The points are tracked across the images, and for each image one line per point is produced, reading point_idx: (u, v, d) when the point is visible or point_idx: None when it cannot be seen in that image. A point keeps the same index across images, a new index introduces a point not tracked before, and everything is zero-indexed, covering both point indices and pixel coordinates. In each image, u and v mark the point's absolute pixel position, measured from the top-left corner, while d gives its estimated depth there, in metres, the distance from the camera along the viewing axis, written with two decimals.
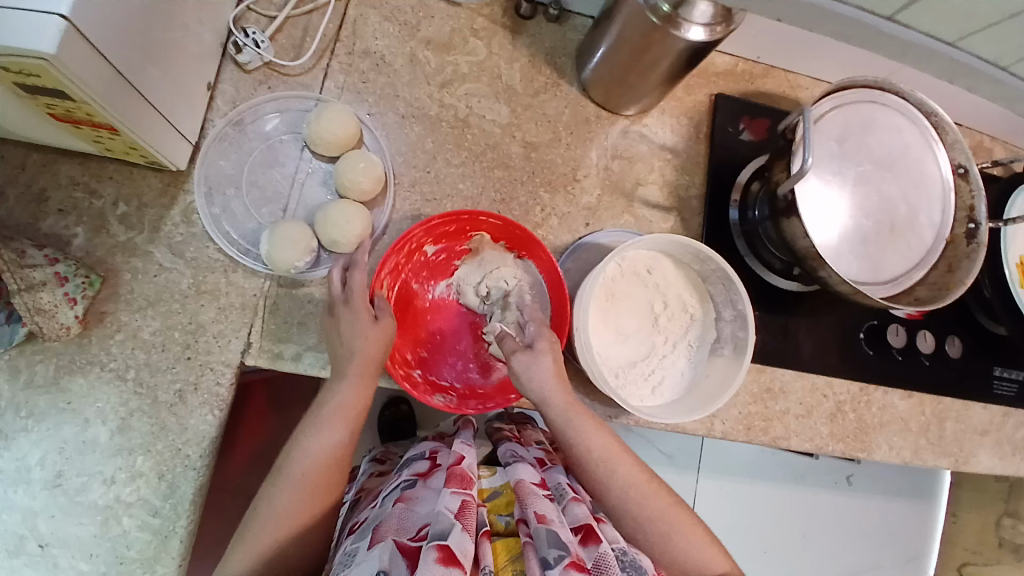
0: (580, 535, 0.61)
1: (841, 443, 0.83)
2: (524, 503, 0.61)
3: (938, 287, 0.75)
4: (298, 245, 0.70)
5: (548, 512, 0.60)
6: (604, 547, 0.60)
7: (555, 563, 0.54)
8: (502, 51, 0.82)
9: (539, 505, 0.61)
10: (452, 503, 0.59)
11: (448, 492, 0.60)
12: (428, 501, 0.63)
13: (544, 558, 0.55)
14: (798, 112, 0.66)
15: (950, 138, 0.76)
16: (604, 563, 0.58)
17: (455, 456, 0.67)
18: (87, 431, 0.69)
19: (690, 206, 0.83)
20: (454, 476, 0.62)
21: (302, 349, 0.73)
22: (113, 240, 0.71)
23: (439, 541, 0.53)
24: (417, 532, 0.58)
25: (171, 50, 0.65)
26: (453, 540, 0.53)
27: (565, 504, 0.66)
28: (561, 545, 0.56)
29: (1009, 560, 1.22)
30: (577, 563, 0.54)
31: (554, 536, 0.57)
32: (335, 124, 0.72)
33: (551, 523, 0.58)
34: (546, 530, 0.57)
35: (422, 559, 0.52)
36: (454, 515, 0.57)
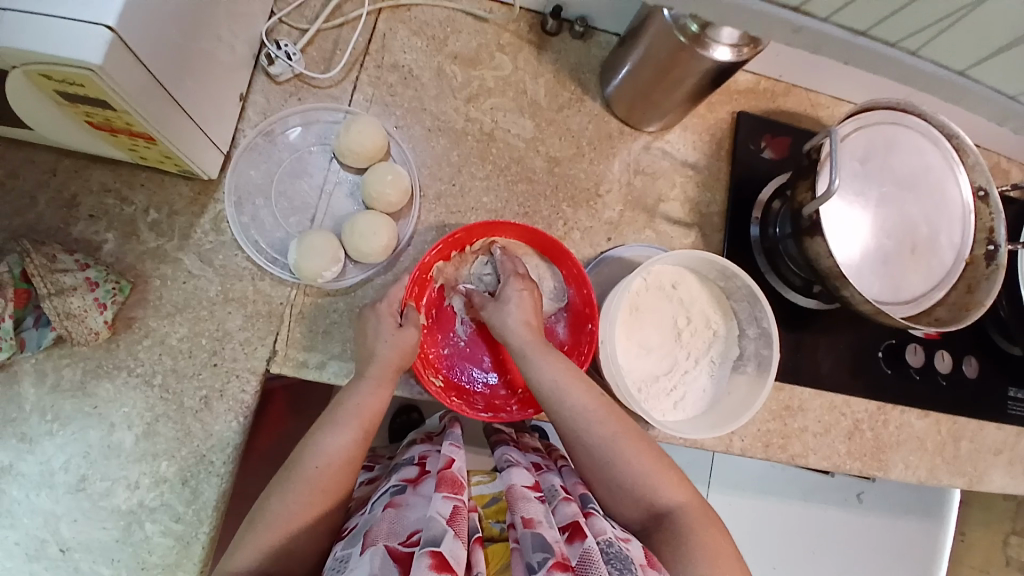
0: (567, 534, 0.57)
1: (858, 462, 0.83)
2: (514, 508, 0.59)
3: (958, 308, 0.75)
4: (326, 255, 0.71)
5: (535, 515, 0.58)
6: (589, 541, 0.55)
7: (539, 567, 0.51)
8: (528, 66, 0.83)
9: (528, 509, 0.58)
10: (445, 508, 0.58)
11: (440, 497, 0.59)
12: (420, 507, 0.62)
13: (528, 562, 0.53)
14: (824, 133, 0.67)
15: (971, 161, 0.77)
16: (589, 558, 0.53)
17: (445, 460, 0.66)
18: (112, 435, 0.70)
19: (712, 222, 0.84)
20: (446, 481, 0.62)
21: (326, 358, 0.74)
22: (143, 247, 0.73)
23: (431, 546, 0.52)
24: (407, 537, 0.58)
25: (207, 62, 0.66)
26: (446, 546, 0.53)
27: (556, 505, 0.62)
28: (545, 547, 0.53)
29: None
30: (561, 562, 0.52)
31: (538, 539, 0.54)
32: (364, 136, 0.74)
33: (537, 526, 0.56)
34: (530, 532, 0.55)
35: (414, 567, 0.51)
36: (446, 521, 0.56)
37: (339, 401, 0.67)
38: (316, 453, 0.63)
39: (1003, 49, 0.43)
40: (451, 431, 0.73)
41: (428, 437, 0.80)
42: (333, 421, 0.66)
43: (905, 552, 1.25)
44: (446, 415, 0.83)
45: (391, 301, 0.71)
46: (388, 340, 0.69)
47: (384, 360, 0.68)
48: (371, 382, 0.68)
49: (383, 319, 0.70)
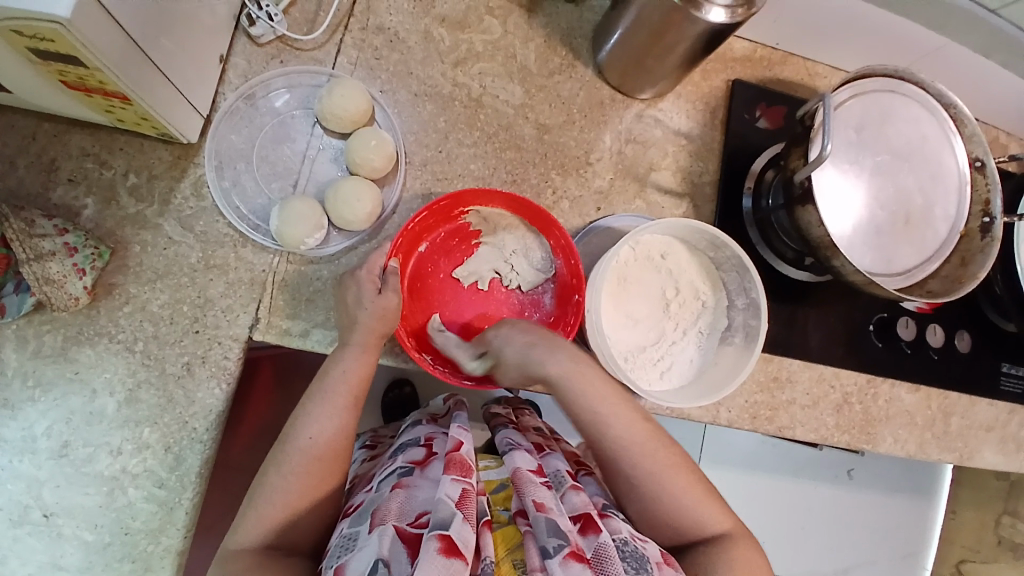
0: (580, 525, 0.59)
1: (846, 435, 0.82)
2: (521, 491, 0.61)
3: (951, 280, 0.74)
4: (308, 221, 0.70)
5: (546, 500, 0.59)
6: (603, 537, 0.58)
7: (555, 553, 0.54)
8: (518, 30, 0.81)
9: (538, 493, 0.60)
10: (453, 491, 0.59)
11: (449, 480, 0.60)
12: (427, 489, 0.63)
13: (544, 547, 0.55)
14: (817, 98, 0.64)
15: (968, 130, 0.75)
16: (605, 554, 0.56)
17: (453, 442, 0.66)
18: (94, 401, 0.69)
19: (703, 192, 0.82)
20: (454, 464, 0.62)
21: (309, 326, 0.72)
22: (123, 212, 0.71)
23: (440, 530, 0.54)
24: (416, 518, 0.59)
25: (186, 20, 0.65)
26: (455, 532, 0.54)
27: (563, 492, 0.64)
28: (561, 534, 0.56)
29: (1007, 559, 1.22)
30: (577, 553, 0.55)
31: (553, 525, 0.56)
32: (347, 99, 0.72)
33: (549, 512, 0.58)
34: (545, 518, 0.57)
35: (423, 551, 0.52)
36: (455, 504, 0.57)
37: (322, 371, 0.66)
38: (301, 421, 0.63)
39: None
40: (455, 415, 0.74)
41: (433, 419, 0.80)
42: (318, 393, 0.65)
43: (893, 531, 1.27)
44: (451, 397, 0.84)
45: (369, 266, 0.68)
46: (370, 305, 0.66)
47: (366, 327, 0.66)
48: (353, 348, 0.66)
49: (364, 286, 0.67)
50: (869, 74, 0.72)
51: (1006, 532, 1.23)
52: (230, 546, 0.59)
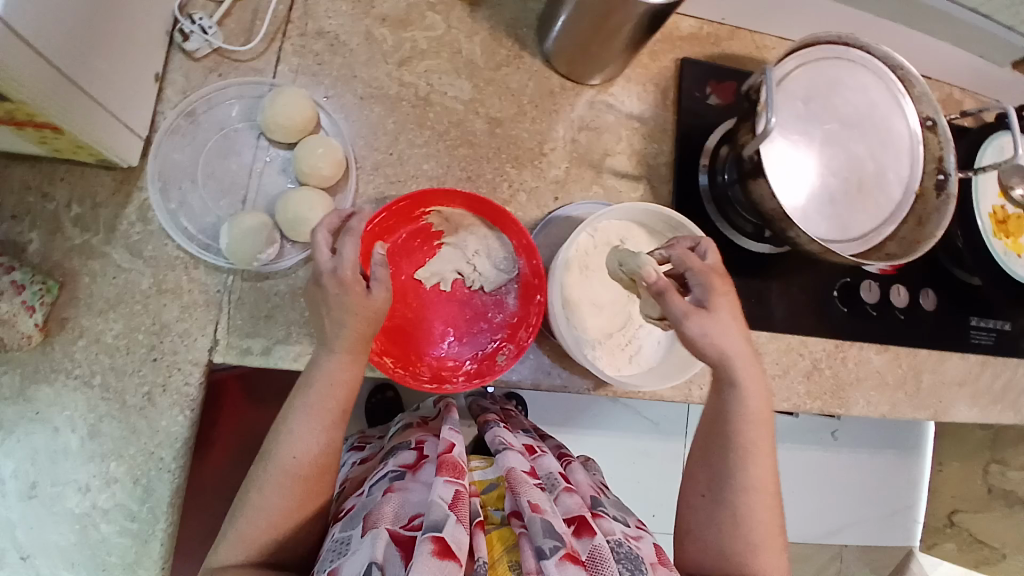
0: (574, 528, 0.60)
1: (819, 402, 0.83)
2: (516, 491, 0.60)
3: (909, 242, 0.75)
4: (259, 237, 0.69)
5: (540, 502, 0.59)
6: (598, 539, 0.57)
7: (551, 554, 0.53)
8: (461, 24, 0.79)
9: (532, 495, 0.59)
10: (447, 492, 0.58)
11: (443, 481, 0.59)
12: (419, 492, 0.63)
13: (539, 547, 0.54)
14: (760, 72, 0.64)
15: (917, 90, 0.76)
16: (600, 555, 0.56)
17: (446, 445, 0.65)
18: (58, 439, 0.68)
19: (660, 173, 0.82)
20: (447, 465, 0.61)
21: (270, 343, 0.71)
22: (70, 243, 0.69)
23: (434, 531, 0.53)
24: (409, 521, 0.59)
25: (115, 40, 0.63)
26: (447, 532, 0.53)
27: (558, 494, 0.64)
28: (556, 536, 0.54)
29: (997, 506, 1.20)
30: (572, 555, 0.53)
31: (549, 526, 0.55)
32: (290, 108, 0.70)
33: (544, 512, 0.57)
34: (540, 518, 0.56)
35: (416, 553, 0.51)
36: (448, 506, 0.56)
37: (303, 382, 0.62)
38: (269, 440, 0.62)
39: None
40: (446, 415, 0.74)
41: (423, 422, 0.81)
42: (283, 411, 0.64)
43: (880, 489, 1.30)
44: (440, 400, 0.84)
45: (351, 267, 0.60)
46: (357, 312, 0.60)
47: (355, 335, 0.61)
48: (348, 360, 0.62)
49: (350, 288, 0.59)
50: (813, 42, 0.73)
51: (994, 480, 1.20)
52: (211, 562, 0.59)
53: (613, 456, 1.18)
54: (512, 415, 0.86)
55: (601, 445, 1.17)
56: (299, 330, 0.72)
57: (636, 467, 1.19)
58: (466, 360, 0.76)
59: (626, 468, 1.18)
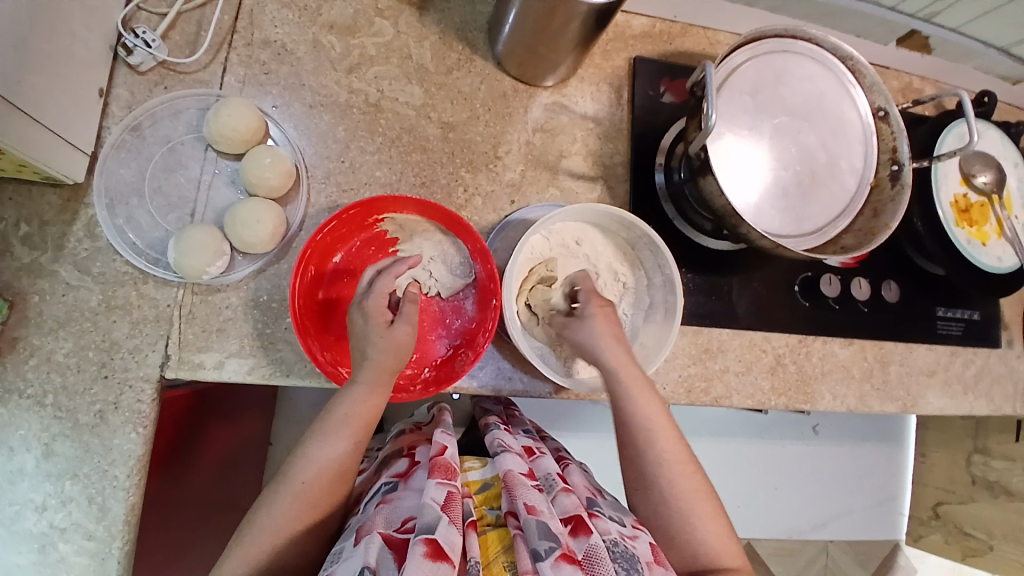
0: (571, 527, 0.59)
1: (784, 397, 0.82)
2: (513, 493, 0.61)
3: (864, 233, 0.75)
4: (207, 249, 0.68)
5: (537, 503, 0.59)
6: (594, 537, 0.57)
7: (546, 555, 0.54)
8: (410, 29, 0.79)
9: (528, 496, 0.60)
10: (438, 494, 0.59)
11: (434, 484, 0.60)
12: (412, 497, 0.63)
13: (534, 550, 0.55)
14: (701, 69, 0.64)
15: (868, 81, 0.76)
16: (597, 554, 0.56)
17: (438, 448, 0.67)
18: (12, 459, 0.67)
19: (616, 173, 0.82)
20: (439, 467, 0.63)
21: (224, 357, 0.70)
22: (17, 262, 0.68)
23: (426, 534, 0.54)
24: (402, 525, 0.59)
25: (53, 57, 0.62)
26: (439, 534, 0.54)
27: (555, 495, 0.64)
28: (551, 536, 0.55)
29: (983, 496, 1.20)
30: (568, 555, 0.54)
31: (544, 527, 0.56)
32: (235, 119, 0.69)
33: (539, 513, 0.58)
34: (535, 520, 0.57)
35: (408, 554, 0.52)
36: (440, 507, 0.57)
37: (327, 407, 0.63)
38: None
39: None
40: (438, 419, 0.76)
41: (416, 427, 0.82)
42: None
43: (867, 479, 1.30)
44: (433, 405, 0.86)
45: (377, 297, 0.67)
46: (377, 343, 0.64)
47: (376, 365, 0.64)
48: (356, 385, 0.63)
49: (373, 320, 0.66)
50: (759, 36, 0.72)
51: (978, 471, 1.20)
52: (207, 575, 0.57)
53: (594, 456, 1.16)
54: (513, 417, 0.86)
55: (581, 446, 1.16)
56: (253, 343, 0.71)
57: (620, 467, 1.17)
58: (426, 367, 0.75)
59: (610, 468, 1.17)
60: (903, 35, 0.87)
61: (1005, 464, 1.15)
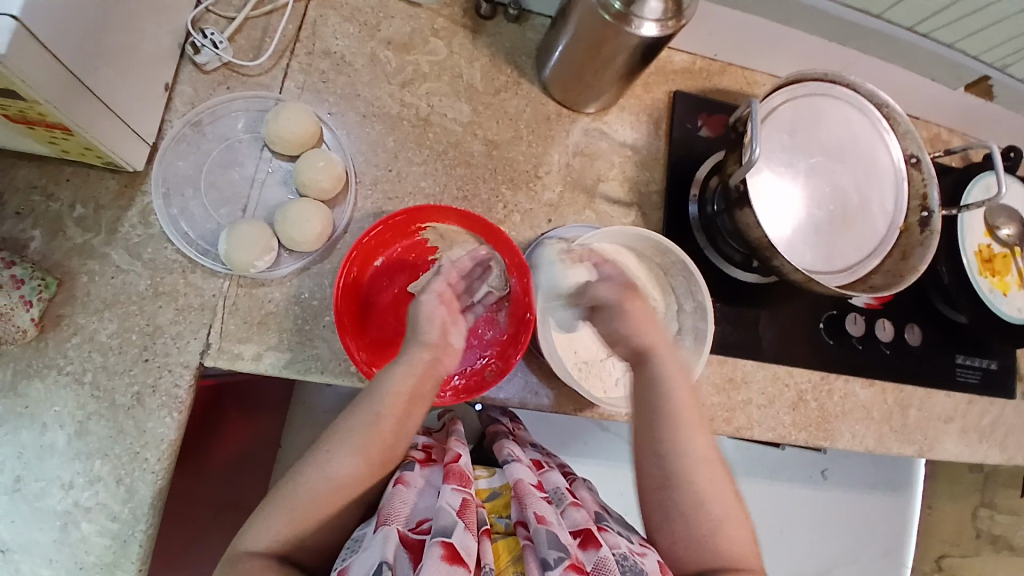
0: (580, 539, 0.62)
1: (804, 432, 0.83)
2: (524, 503, 0.64)
3: (892, 275, 0.76)
4: (256, 244, 0.70)
5: (547, 514, 0.62)
6: (604, 550, 0.60)
7: (556, 564, 0.56)
8: (463, 50, 0.82)
9: (538, 506, 0.63)
10: (454, 500, 0.61)
11: (450, 489, 0.62)
12: (427, 497, 0.65)
13: (543, 558, 0.57)
14: (746, 105, 0.67)
15: (901, 128, 0.79)
16: (605, 565, 0.58)
17: (453, 454, 0.70)
18: (45, 435, 0.68)
19: (651, 201, 0.84)
20: (453, 475, 0.65)
21: (262, 349, 0.72)
22: (70, 243, 0.71)
23: (443, 537, 0.55)
24: (417, 525, 0.61)
25: (126, 50, 0.65)
26: (457, 539, 0.56)
27: (564, 508, 0.67)
28: (561, 546, 0.57)
29: (987, 551, 1.22)
30: (576, 565, 0.56)
31: (554, 538, 0.58)
32: (294, 122, 0.72)
33: (550, 524, 0.60)
34: (545, 530, 0.59)
35: (425, 556, 0.54)
36: (456, 512, 0.59)
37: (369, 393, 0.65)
38: None
39: None
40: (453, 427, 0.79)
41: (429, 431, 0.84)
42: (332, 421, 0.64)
43: (871, 531, 1.28)
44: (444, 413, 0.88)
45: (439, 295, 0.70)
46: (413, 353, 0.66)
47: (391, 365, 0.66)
48: (405, 364, 0.65)
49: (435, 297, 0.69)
50: (799, 79, 0.75)
51: (982, 524, 1.23)
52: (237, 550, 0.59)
53: (602, 483, 1.16)
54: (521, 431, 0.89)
55: (590, 470, 1.16)
56: (291, 337, 0.73)
57: (627, 495, 1.17)
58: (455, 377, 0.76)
59: (618, 497, 1.17)
60: (972, 81, 0.91)
61: (1010, 518, 1.19)
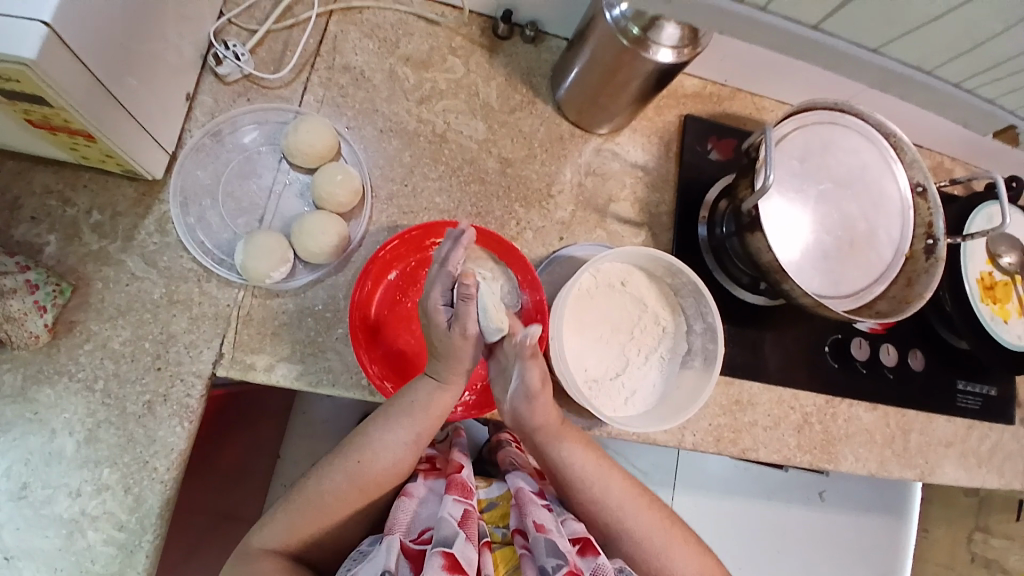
0: (578, 547, 0.63)
1: (808, 455, 0.84)
2: (524, 513, 0.64)
3: (898, 301, 0.78)
4: (273, 255, 0.70)
5: (546, 523, 0.63)
6: (602, 558, 0.62)
7: (554, 571, 0.56)
8: (479, 69, 0.84)
9: (538, 515, 0.63)
10: (455, 510, 0.61)
11: (451, 500, 0.62)
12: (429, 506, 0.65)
13: (541, 567, 0.58)
14: (760, 132, 0.69)
15: (908, 157, 0.81)
16: (602, 572, 0.60)
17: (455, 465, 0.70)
18: (53, 442, 0.68)
19: (661, 222, 0.86)
20: (455, 485, 0.65)
21: (275, 360, 0.72)
22: (86, 249, 0.71)
23: (444, 547, 0.55)
24: (419, 536, 0.61)
25: (152, 60, 0.66)
26: (458, 549, 0.56)
27: (564, 516, 0.68)
28: (559, 553, 0.58)
29: None
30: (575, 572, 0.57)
31: (552, 545, 0.59)
32: (313, 136, 0.73)
33: (548, 533, 0.61)
34: (544, 539, 0.60)
35: (426, 565, 0.54)
36: (458, 522, 0.59)
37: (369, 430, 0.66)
38: None
39: (897, 33, 0.45)
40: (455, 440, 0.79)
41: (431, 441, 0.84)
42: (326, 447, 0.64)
43: (869, 551, 1.28)
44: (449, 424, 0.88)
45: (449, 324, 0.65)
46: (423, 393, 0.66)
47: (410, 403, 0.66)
48: (442, 409, 0.66)
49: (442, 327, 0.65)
50: (810, 108, 0.77)
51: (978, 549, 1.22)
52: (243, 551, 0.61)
53: None
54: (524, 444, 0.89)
55: None
56: (304, 349, 0.73)
57: None
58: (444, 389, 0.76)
59: None
60: None
61: (1004, 543, 1.18)
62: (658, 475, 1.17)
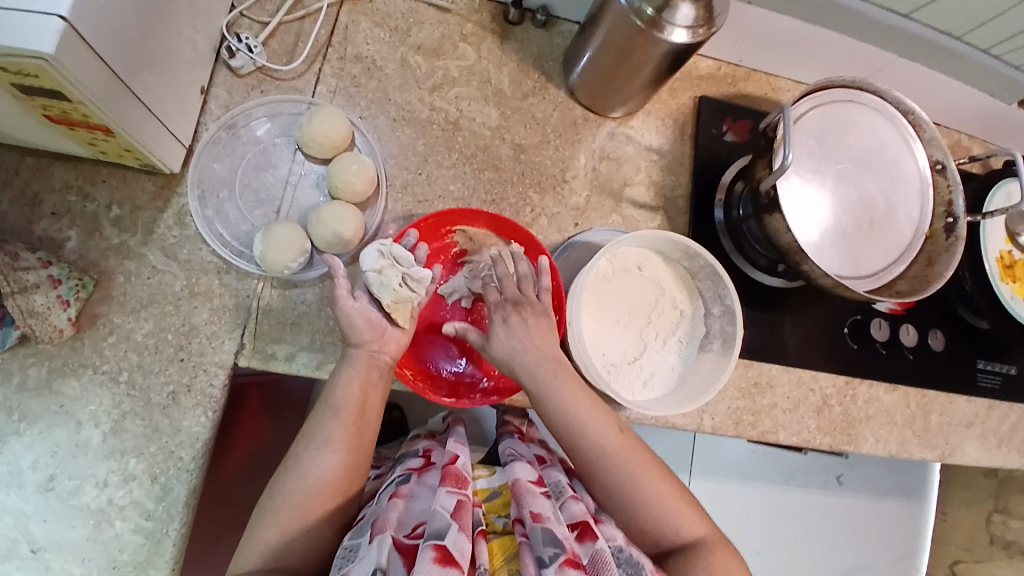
0: (577, 533, 0.62)
1: (828, 436, 0.84)
2: (522, 502, 0.64)
3: (919, 280, 0.77)
4: (291, 246, 0.71)
5: (543, 511, 0.62)
6: (600, 543, 0.61)
7: (550, 561, 0.56)
8: (492, 56, 0.83)
9: (535, 504, 0.63)
10: (449, 501, 0.61)
11: (445, 491, 0.62)
12: (424, 499, 0.65)
13: (539, 556, 0.57)
14: (777, 112, 0.68)
15: (927, 135, 0.80)
16: (600, 559, 0.59)
17: (450, 456, 0.69)
18: (80, 433, 0.69)
19: (676, 205, 0.85)
20: (449, 476, 0.65)
21: (295, 349, 0.73)
22: (107, 243, 0.72)
23: (436, 540, 0.55)
24: (413, 529, 0.60)
25: (167, 53, 0.66)
26: (449, 540, 0.56)
27: (564, 501, 0.68)
28: (556, 542, 0.58)
29: (1000, 557, 1.18)
30: (572, 560, 0.56)
31: (549, 535, 0.59)
32: (328, 126, 0.73)
33: (546, 521, 0.60)
34: (541, 527, 0.60)
35: (418, 559, 0.54)
36: (451, 514, 0.59)
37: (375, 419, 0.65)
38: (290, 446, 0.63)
39: None
40: (454, 429, 0.79)
41: (432, 434, 0.83)
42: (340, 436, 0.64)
43: (886, 534, 1.27)
44: (449, 415, 0.86)
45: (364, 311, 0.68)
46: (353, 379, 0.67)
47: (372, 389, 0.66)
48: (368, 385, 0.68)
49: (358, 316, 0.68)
50: (827, 87, 0.76)
51: (996, 529, 1.20)
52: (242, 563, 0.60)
53: None
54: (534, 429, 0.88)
55: None
56: (323, 338, 0.74)
57: None
58: (445, 371, 0.78)
59: None
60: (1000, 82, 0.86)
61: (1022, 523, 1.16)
62: (676, 460, 1.17)
